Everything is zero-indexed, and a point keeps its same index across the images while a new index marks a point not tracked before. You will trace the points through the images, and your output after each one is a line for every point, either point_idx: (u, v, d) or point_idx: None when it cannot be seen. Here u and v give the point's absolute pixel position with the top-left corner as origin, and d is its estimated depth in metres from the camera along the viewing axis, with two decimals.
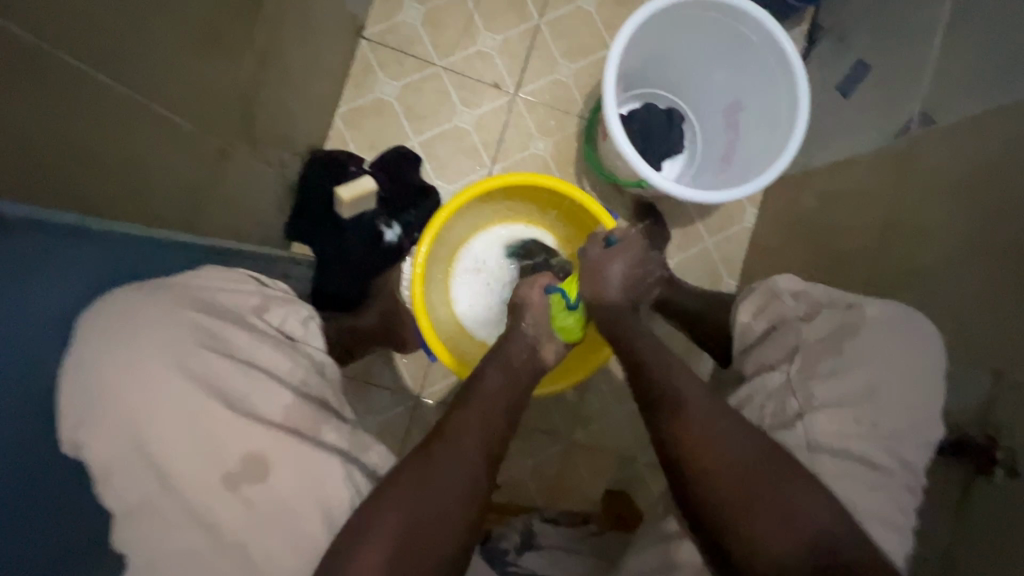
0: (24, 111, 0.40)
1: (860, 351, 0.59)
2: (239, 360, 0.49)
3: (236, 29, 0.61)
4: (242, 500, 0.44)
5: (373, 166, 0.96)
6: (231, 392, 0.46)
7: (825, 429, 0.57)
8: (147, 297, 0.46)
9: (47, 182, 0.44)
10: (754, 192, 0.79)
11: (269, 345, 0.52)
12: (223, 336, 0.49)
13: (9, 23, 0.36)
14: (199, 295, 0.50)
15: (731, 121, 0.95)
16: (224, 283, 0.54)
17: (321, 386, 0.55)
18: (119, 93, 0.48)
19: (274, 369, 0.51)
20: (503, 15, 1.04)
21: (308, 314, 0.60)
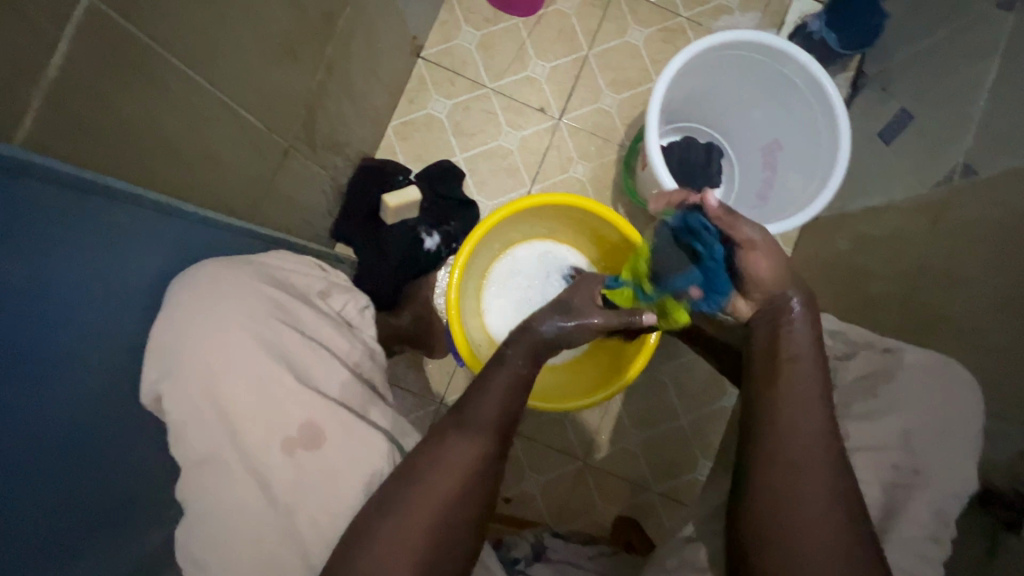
0: (132, 100, 0.45)
1: (894, 395, 0.61)
2: (305, 336, 0.53)
3: (309, 40, 0.67)
4: (295, 465, 0.48)
5: (418, 177, 1.02)
6: (293, 364, 0.51)
7: (864, 472, 0.58)
8: (232, 269, 0.53)
9: (147, 166, 0.50)
10: (790, 229, 0.80)
11: (330, 326, 0.57)
12: (295, 314, 0.54)
13: (129, 24, 0.42)
14: (272, 275, 0.56)
15: (770, 159, 0.96)
16: (294, 268, 0.60)
17: (372, 370, 0.59)
18: (207, 90, 0.53)
19: (335, 349, 0.56)
20: (554, 44, 1.09)
21: (365, 304, 0.64)
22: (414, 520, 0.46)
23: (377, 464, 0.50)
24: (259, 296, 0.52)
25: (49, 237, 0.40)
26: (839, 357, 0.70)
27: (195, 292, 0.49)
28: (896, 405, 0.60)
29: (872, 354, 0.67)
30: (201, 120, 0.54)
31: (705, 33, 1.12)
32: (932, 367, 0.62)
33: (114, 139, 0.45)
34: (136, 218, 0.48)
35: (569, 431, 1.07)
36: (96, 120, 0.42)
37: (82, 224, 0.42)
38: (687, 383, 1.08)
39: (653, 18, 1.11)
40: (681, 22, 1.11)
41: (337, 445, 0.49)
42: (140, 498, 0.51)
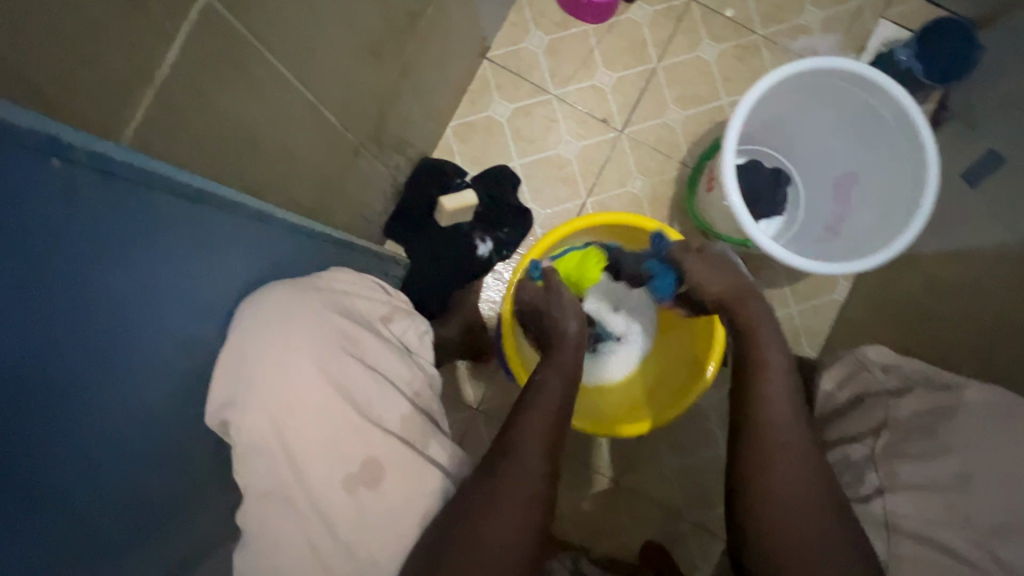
0: (230, 100, 0.45)
1: (956, 438, 0.58)
2: (368, 367, 0.51)
3: (390, 41, 0.65)
4: (355, 501, 0.47)
5: (475, 180, 1.00)
6: (357, 398, 0.49)
7: (906, 512, 0.58)
8: (298, 295, 0.49)
9: (235, 166, 0.49)
10: (866, 268, 0.77)
11: (391, 354, 0.54)
12: (360, 343, 0.52)
13: (238, 24, 0.42)
14: (338, 299, 0.53)
15: (842, 192, 0.92)
16: (358, 289, 0.57)
17: (430, 400, 0.57)
18: (296, 90, 0.53)
19: (395, 379, 0.53)
20: (623, 54, 1.06)
21: (424, 329, 0.62)
22: (478, 537, 0.46)
23: (431, 506, 0.49)
24: (330, 324, 0.50)
25: (155, 249, 0.38)
26: (891, 392, 0.67)
27: (270, 319, 0.47)
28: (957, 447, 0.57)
29: (930, 391, 0.64)
30: (285, 119, 0.54)
31: (780, 53, 1.07)
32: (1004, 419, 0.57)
33: (210, 138, 0.44)
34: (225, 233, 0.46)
35: (603, 449, 1.05)
36: (196, 118, 0.42)
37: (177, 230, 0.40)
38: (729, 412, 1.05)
39: (727, 33, 1.07)
40: (756, 39, 1.07)
41: (397, 483, 0.48)
42: None
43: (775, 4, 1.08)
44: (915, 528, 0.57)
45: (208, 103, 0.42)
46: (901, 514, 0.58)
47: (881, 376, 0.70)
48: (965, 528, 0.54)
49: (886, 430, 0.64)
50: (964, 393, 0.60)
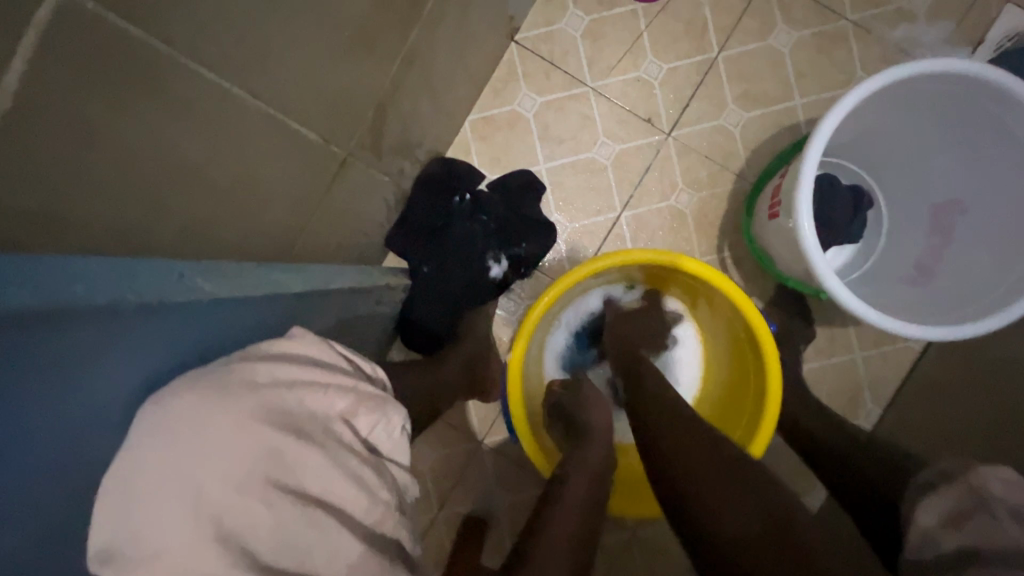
0: (147, 131, 0.34)
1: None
2: (310, 501, 0.34)
3: (383, 33, 0.53)
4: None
5: (490, 188, 0.87)
6: (288, 556, 0.32)
7: None
8: (207, 408, 0.33)
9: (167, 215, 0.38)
10: (971, 333, 0.61)
11: (341, 472, 0.35)
12: (300, 467, 0.34)
13: (141, 32, 0.31)
14: (272, 398, 0.36)
15: (940, 225, 0.74)
16: (308, 372, 0.39)
17: (398, 535, 0.38)
18: (246, 104, 0.41)
19: (345, 515, 0.35)
20: (677, 40, 0.89)
21: (402, 421, 0.43)
22: None
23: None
24: (247, 415, 0.34)
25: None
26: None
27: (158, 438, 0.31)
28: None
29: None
30: (222, 140, 0.40)
31: (874, 44, 0.88)
32: None
33: (111, 185, 0.32)
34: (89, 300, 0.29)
35: None
36: (81, 159, 0.30)
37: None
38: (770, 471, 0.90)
39: (808, 18, 0.88)
40: (844, 26, 0.88)
41: None
42: None
43: None
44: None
45: (86, 139, 0.30)
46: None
47: None
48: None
49: None
50: None
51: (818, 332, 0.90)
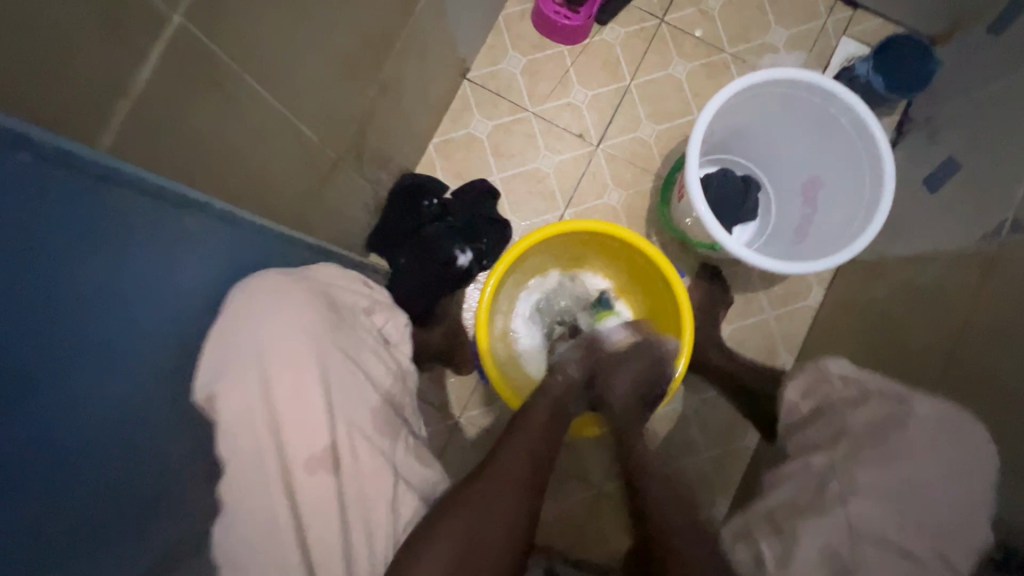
0: (210, 117, 0.49)
1: (902, 441, 0.57)
2: (353, 359, 0.59)
3: (365, 64, 0.70)
4: (316, 482, 0.53)
5: (454, 195, 1.04)
6: (342, 383, 0.56)
7: (870, 523, 0.54)
8: (290, 284, 0.58)
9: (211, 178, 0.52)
10: (827, 268, 0.80)
11: (372, 349, 0.63)
12: (343, 331, 0.59)
13: (220, 50, 0.46)
14: (328, 290, 0.62)
15: (809, 196, 0.95)
16: (345, 283, 0.67)
17: (401, 394, 0.65)
18: (272, 107, 0.57)
19: (371, 374, 0.61)
20: (597, 73, 1.11)
21: (404, 323, 0.72)
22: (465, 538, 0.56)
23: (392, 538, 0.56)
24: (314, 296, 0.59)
25: (94, 227, 0.40)
26: (847, 402, 0.65)
27: (260, 300, 0.55)
28: (902, 452, 0.56)
29: (882, 400, 0.61)
30: (256, 133, 0.56)
31: (749, 70, 1.12)
32: (945, 429, 0.57)
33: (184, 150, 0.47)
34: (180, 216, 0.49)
35: (588, 456, 1.04)
36: (171, 134, 0.45)
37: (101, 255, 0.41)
38: (711, 420, 1.04)
39: (697, 52, 1.12)
40: (725, 58, 1.12)
41: (365, 473, 0.56)
42: None
43: (742, 25, 1.13)
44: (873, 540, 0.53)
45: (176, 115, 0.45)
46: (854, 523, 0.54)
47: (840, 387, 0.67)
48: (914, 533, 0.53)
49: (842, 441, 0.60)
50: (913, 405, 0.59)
51: (735, 298, 1.08)
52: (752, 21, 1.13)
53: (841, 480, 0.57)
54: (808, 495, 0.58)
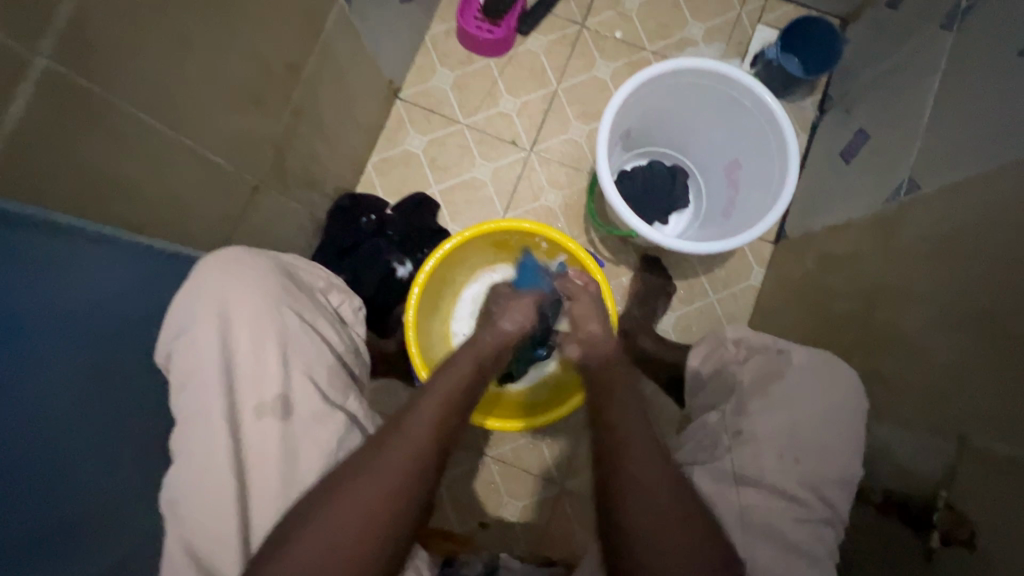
0: (94, 147, 0.51)
1: (783, 391, 0.63)
2: (306, 324, 0.65)
3: (272, 91, 0.74)
4: (263, 427, 0.59)
5: (393, 210, 1.07)
6: (289, 341, 0.63)
7: (751, 462, 0.60)
8: (249, 259, 0.64)
9: (103, 205, 0.54)
10: (742, 243, 0.83)
11: (326, 320, 0.69)
12: (302, 301, 0.66)
13: (95, 86, 0.49)
14: (286, 269, 0.68)
15: (732, 179, 0.98)
16: (304, 267, 0.71)
17: (353, 363, 0.71)
18: (169, 137, 0.60)
19: (326, 339, 0.67)
20: (525, 81, 1.15)
21: (359, 305, 0.76)
22: (362, 502, 0.52)
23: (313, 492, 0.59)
24: (264, 270, 0.64)
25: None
26: (737, 361, 0.71)
27: (219, 276, 0.62)
28: (783, 401, 0.62)
29: (764, 356, 0.68)
30: (163, 163, 0.60)
31: None
32: (820, 374, 0.65)
33: (64, 179, 0.49)
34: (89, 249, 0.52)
35: (545, 454, 1.06)
36: (57, 166, 0.48)
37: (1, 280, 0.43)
38: (662, 408, 1.05)
39: (619, 53, 1.16)
40: (647, 55, 1.16)
41: (302, 433, 0.60)
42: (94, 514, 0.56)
43: (661, 23, 1.17)
44: (760, 481, 0.59)
45: (53, 147, 0.47)
46: (747, 469, 0.59)
47: (733, 350, 0.73)
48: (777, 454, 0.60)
49: (733, 397, 0.66)
50: (791, 356, 0.66)
51: (677, 285, 1.10)
52: (669, 18, 1.17)
53: (733, 435, 0.62)
54: (707, 446, 0.64)
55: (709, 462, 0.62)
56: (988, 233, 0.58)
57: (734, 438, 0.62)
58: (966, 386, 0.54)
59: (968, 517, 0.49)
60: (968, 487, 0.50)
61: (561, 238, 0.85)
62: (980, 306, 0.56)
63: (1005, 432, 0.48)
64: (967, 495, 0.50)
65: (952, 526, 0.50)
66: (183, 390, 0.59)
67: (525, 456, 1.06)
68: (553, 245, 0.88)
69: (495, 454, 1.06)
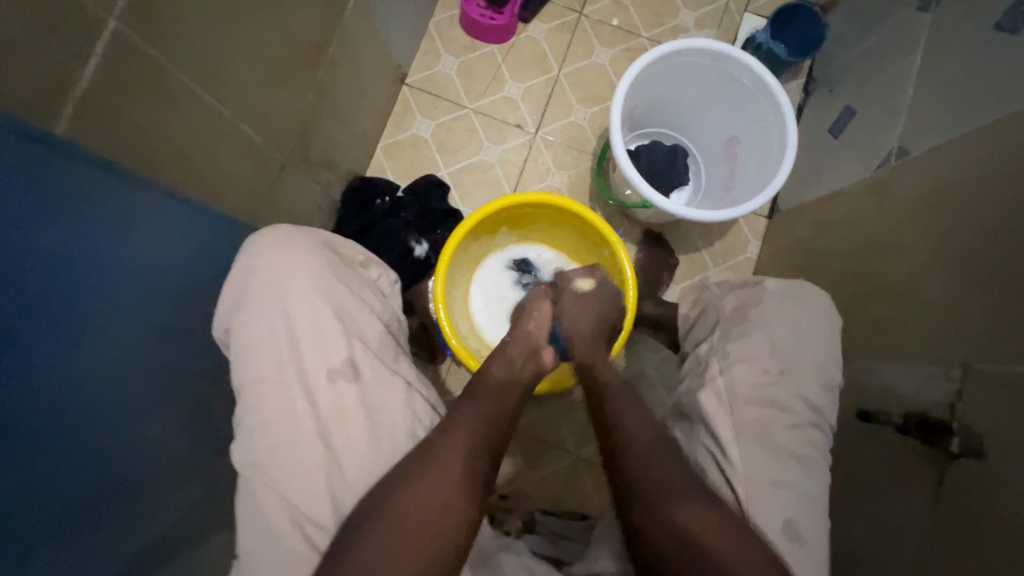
0: (150, 112, 0.53)
1: (762, 315, 0.69)
2: (352, 293, 0.67)
3: (300, 69, 0.75)
4: (338, 391, 0.61)
5: (405, 192, 1.09)
6: (340, 309, 0.64)
7: (743, 380, 0.65)
8: (282, 249, 0.64)
9: (156, 171, 0.56)
10: (748, 212, 0.88)
11: (369, 291, 0.70)
12: (347, 276, 0.67)
13: (157, 53, 0.51)
14: (326, 250, 0.67)
15: (731, 154, 1.04)
16: (339, 249, 0.70)
17: (397, 332, 0.72)
18: (214, 109, 0.61)
19: (373, 308, 0.69)
20: (527, 67, 1.19)
21: (395, 279, 0.76)
22: (409, 501, 0.55)
23: (394, 448, 0.61)
24: (303, 263, 0.64)
25: (72, 209, 0.46)
26: (717, 298, 0.76)
27: (256, 278, 0.63)
28: (761, 322, 0.68)
29: (744, 289, 0.74)
30: (212, 131, 0.62)
31: None
32: (792, 300, 0.70)
33: (123, 141, 0.51)
34: (160, 204, 0.56)
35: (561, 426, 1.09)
36: (117, 129, 0.50)
37: (50, 229, 0.44)
38: (670, 375, 1.10)
39: (616, 40, 1.21)
40: (642, 42, 1.21)
41: (363, 391, 0.62)
42: (144, 474, 0.57)
43: (655, 11, 1.22)
44: (750, 394, 0.64)
45: (116, 109, 0.49)
46: (734, 383, 0.65)
47: (715, 289, 0.78)
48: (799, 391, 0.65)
49: (718, 327, 0.72)
50: (763, 285, 0.72)
51: (679, 259, 1.15)
52: (663, 6, 1.22)
53: (719, 359, 0.68)
54: (697, 374, 0.69)
55: (702, 386, 0.67)
56: (975, 186, 0.65)
57: (723, 363, 0.67)
58: (967, 320, 0.61)
59: (978, 429, 0.55)
60: (972, 407, 0.57)
61: (579, 209, 0.88)
62: (972, 251, 0.63)
63: (1006, 356, 0.55)
64: (972, 413, 0.57)
65: (965, 436, 0.56)
66: (243, 352, 0.61)
67: (542, 428, 1.09)
68: (572, 215, 0.91)
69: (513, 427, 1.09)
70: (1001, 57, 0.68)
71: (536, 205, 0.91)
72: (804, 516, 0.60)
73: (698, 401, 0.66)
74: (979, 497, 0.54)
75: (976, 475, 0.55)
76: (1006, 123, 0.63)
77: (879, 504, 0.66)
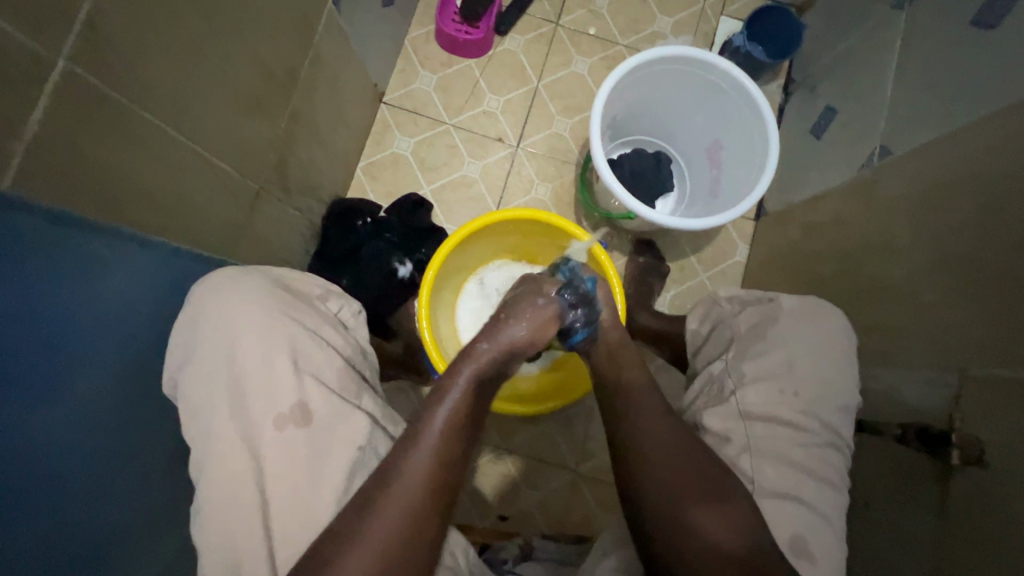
0: (110, 153, 0.51)
1: (777, 336, 0.67)
2: (310, 330, 0.65)
3: (271, 96, 0.74)
4: (285, 438, 0.59)
5: (388, 211, 1.07)
6: (298, 350, 0.62)
7: (757, 401, 0.63)
8: (245, 276, 0.64)
9: (119, 212, 0.54)
10: (732, 218, 0.86)
11: (329, 326, 0.68)
12: (301, 312, 0.66)
13: (113, 92, 0.49)
14: (278, 280, 0.68)
15: (715, 159, 1.03)
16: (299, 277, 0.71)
17: (362, 365, 0.70)
18: (181, 144, 0.59)
19: (332, 343, 0.67)
20: (506, 79, 1.18)
21: (358, 308, 0.75)
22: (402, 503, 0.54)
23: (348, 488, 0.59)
24: (257, 294, 0.63)
25: (30, 260, 0.44)
26: (730, 315, 0.74)
27: (220, 305, 0.61)
28: (776, 343, 0.66)
29: (758, 307, 0.72)
30: (178, 170, 0.60)
31: None
32: (809, 319, 0.68)
33: (83, 185, 0.49)
34: (118, 251, 0.54)
35: (556, 441, 1.07)
36: (75, 174, 0.48)
37: (5, 276, 0.42)
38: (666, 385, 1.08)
39: (594, 49, 1.20)
40: (621, 50, 1.21)
41: (315, 433, 0.60)
42: (115, 525, 0.55)
43: (631, 18, 1.22)
44: (765, 416, 0.63)
45: (73, 154, 0.47)
46: (749, 404, 0.63)
47: (728, 305, 0.76)
48: (794, 402, 0.63)
49: (734, 345, 0.70)
50: (780, 301, 0.70)
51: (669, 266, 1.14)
52: (639, 13, 1.22)
53: (733, 377, 0.66)
54: (713, 396, 0.67)
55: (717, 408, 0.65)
56: (961, 185, 0.64)
57: (738, 381, 0.65)
58: (964, 321, 0.59)
59: (977, 437, 0.54)
60: (976, 409, 0.55)
61: (566, 226, 0.87)
62: (962, 251, 0.62)
63: (1007, 359, 0.53)
64: (976, 416, 0.55)
65: (965, 447, 0.54)
66: (214, 393, 0.59)
67: (539, 445, 1.07)
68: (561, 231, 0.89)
69: (509, 446, 1.07)
70: (979, 54, 0.68)
71: (526, 221, 0.90)
72: (807, 533, 0.58)
73: (708, 423, 0.65)
74: (985, 506, 0.52)
75: (982, 483, 0.53)
76: (992, 119, 0.62)
77: (881, 513, 0.65)
